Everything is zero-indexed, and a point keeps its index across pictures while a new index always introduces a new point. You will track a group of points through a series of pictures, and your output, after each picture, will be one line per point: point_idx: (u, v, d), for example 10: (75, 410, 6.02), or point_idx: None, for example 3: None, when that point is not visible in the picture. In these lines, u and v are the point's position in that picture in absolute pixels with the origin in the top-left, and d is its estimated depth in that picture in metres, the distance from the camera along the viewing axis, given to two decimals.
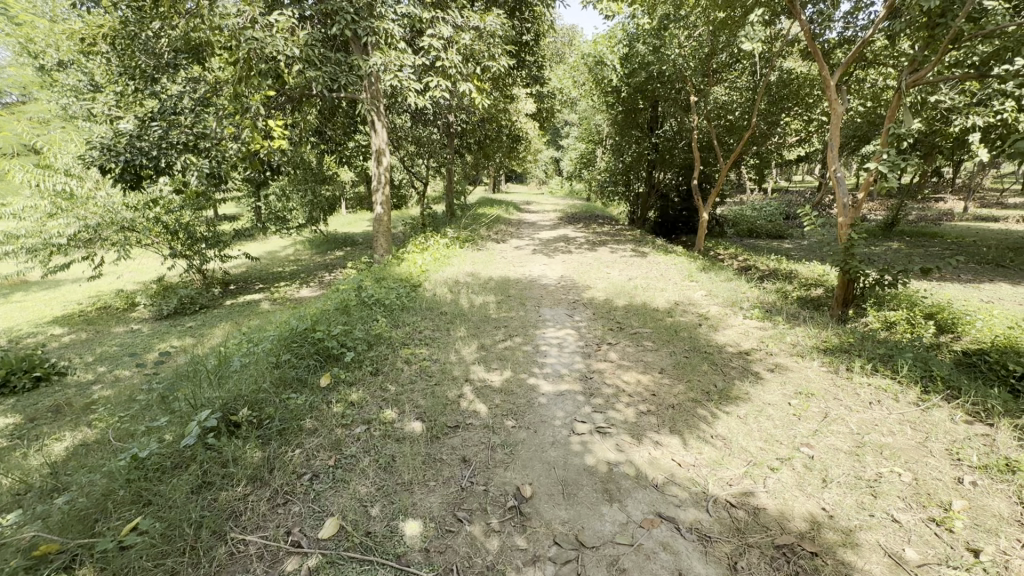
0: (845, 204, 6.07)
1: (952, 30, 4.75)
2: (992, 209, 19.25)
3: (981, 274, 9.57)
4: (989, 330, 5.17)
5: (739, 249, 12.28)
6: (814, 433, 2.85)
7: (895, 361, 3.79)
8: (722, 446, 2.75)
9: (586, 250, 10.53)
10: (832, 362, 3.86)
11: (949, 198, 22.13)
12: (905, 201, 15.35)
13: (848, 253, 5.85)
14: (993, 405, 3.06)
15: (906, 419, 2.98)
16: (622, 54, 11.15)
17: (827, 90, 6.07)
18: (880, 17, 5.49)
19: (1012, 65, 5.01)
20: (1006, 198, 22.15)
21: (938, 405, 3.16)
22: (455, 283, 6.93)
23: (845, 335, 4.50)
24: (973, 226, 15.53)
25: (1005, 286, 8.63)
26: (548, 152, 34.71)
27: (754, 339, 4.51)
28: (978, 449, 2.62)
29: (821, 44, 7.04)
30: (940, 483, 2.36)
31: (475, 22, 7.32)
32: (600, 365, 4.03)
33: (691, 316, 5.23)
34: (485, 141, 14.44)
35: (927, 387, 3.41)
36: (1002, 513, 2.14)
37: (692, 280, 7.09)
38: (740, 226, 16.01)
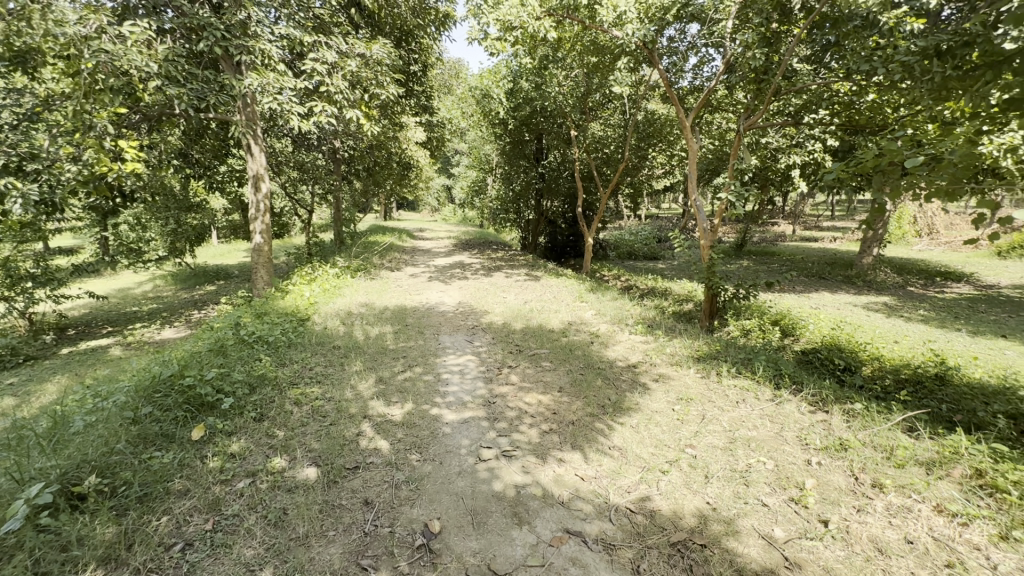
0: (704, 228, 6.89)
1: (773, 84, 5.74)
2: (813, 232, 23.30)
3: (810, 286, 11.46)
4: (819, 332, 6.19)
5: (621, 270, 13.34)
6: (695, 434, 3.15)
7: (753, 364, 4.36)
8: (619, 456, 2.92)
9: (482, 275, 10.70)
10: (705, 369, 4.33)
11: (782, 222, 26.38)
12: (750, 225, 17.93)
13: (710, 271, 6.67)
14: (827, 395, 3.65)
15: (766, 413, 3.43)
16: (507, 89, 11.74)
17: (684, 130, 6.94)
18: (720, 70, 6.44)
19: (818, 115, 6.16)
20: (822, 222, 27.00)
21: (788, 398, 3.70)
22: (348, 314, 6.61)
23: (712, 344, 5.09)
24: (801, 246, 18.62)
25: (827, 295, 10.41)
26: (439, 180, 34.94)
27: (640, 353, 4.90)
28: (820, 433, 3.09)
29: (676, 91, 8.07)
30: (795, 466, 2.74)
31: (361, 49, 7.23)
32: (502, 389, 4.08)
33: (584, 335, 5.53)
34: (374, 168, 14.16)
35: (778, 384, 3.97)
36: (841, 486, 2.54)
37: (582, 300, 7.53)
38: (620, 250, 17.44)
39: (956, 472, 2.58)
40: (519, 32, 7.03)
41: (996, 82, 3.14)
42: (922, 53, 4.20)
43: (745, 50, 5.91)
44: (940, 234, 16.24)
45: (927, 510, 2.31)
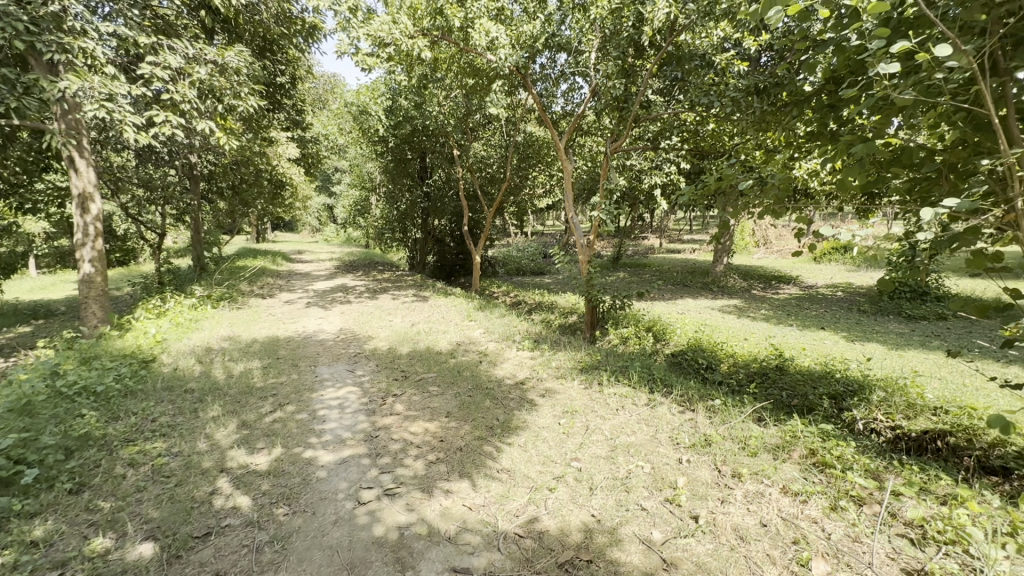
0: (581, 244, 7.23)
1: (633, 112, 6.30)
2: (676, 244, 26.06)
3: (677, 293, 12.70)
4: (684, 335, 6.84)
5: (509, 286, 13.57)
6: (580, 446, 3.22)
7: (629, 371, 4.64)
8: (507, 478, 2.87)
9: (367, 298, 10.19)
10: (587, 380, 4.49)
11: (650, 236, 29.11)
12: (624, 240, 19.50)
13: (589, 285, 7.06)
14: (692, 395, 3.99)
15: (642, 418, 3.63)
16: (387, 106, 11.46)
17: (559, 151, 7.29)
18: (587, 97, 6.92)
19: (671, 141, 6.90)
20: (683, 236, 30.33)
21: (661, 401, 3.96)
22: (207, 350, 5.80)
23: (594, 354, 5.34)
24: (667, 257, 20.69)
25: (690, 301, 11.63)
26: (319, 199, 32.89)
27: (527, 369, 4.95)
28: (688, 432, 3.33)
29: (550, 114, 8.51)
30: (669, 466, 2.90)
31: (213, 55, 6.52)
32: (386, 420, 3.82)
33: (472, 355, 5.46)
34: (239, 186, 12.86)
35: (652, 388, 4.25)
36: (707, 480, 2.74)
37: (471, 319, 7.47)
38: (509, 266, 17.86)
39: (795, 454, 2.94)
40: (393, 49, 6.87)
41: (802, 116, 3.74)
42: (746, 90, 4.89)
43: (607, 80, 6.43)
44: (773, 244, 19.07)
45: (776, 492, 2.58)
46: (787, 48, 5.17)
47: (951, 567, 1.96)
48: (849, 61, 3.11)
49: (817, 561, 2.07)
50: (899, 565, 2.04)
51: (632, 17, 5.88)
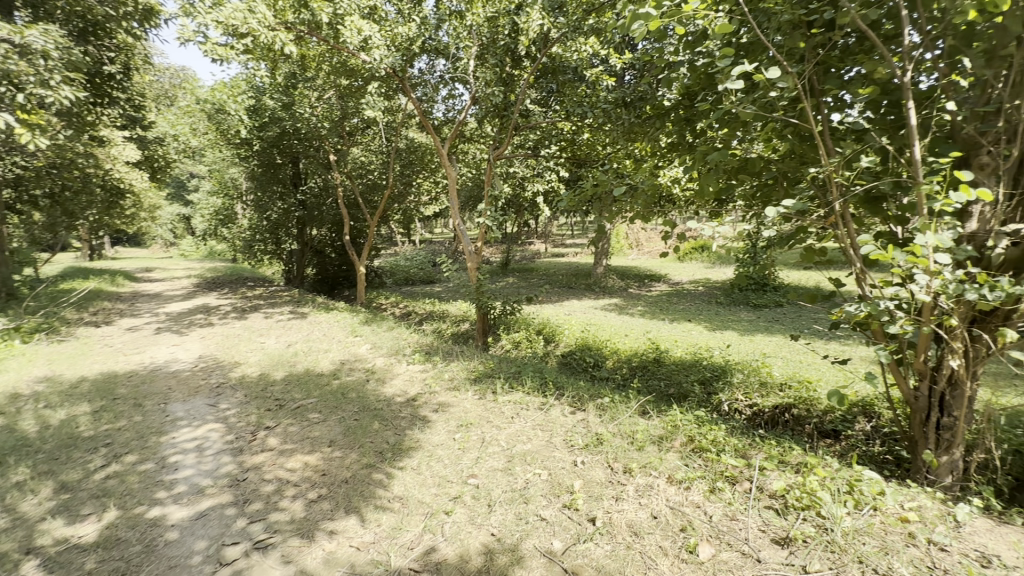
0: (469, 251, 7.12)
1: (513, 120, 6.40)
2: (561, 248, 27.36)
3: (563, 295, 13.25)
4: (572, 335, 7.10)
5: (398, 296, 13.09)
6: (477, 461, 3.11)
7: (522, 377, 4.65)
8: (400, 507, 2.65)
9: (233, 318, 9.08)
10: (481, 390, 4.39)
11: (536, 241, 30.17)
12: (512, 246, 19.94)
13: (479, 292, 7.01)
14: (583, 395, 4.10)
15: (537, 423, 3.62)
16: (249, 106, 10.38)
17: (443, 158, 7.15)
18: (468, 104, 6.87)
19: (550, 149, 7.13)
20: (566, 240, 31.91)
21: (554, 404, 4.01)
22: (13, 397, 4.65)
23: (487, 362, 5.27)
24: (552, 261, 21.57)
25: (575, 302, 12.20)
26: (171, 208, 28.82)
27: (418, 384, 4.71)
28: (581, 432, 3.39)
29: (432, 120, 8.34)
30: (564, 470, 2.91)
31: (8, 32, 5.28)
32: (257, 458, 3.35)
33: (358, 374, 5.07)
34: (60, 193, 10.71)
35: (545, 392, 4.30)
36: (601, 479, 2.79)
37: (356, 335, 6.98)
38: (397, 276, 17.24)
39: (677, 442, 3.13)
40: (252, 41, 6.18)
41: (664, 128, 4.08)
42: (615, 103, 5.22)
43: (486, 87, 6.46)
44: (644, 246, 20.91)
45: (663, 483, 2.70)
46: (647, 67, 5.62)
47: (809, 531, 2.21)
48: (701, 78, 3.45)
49: (703, 546, 2.19)
50: (769, 536, 2.23)
51: (508, 26, 6.06)
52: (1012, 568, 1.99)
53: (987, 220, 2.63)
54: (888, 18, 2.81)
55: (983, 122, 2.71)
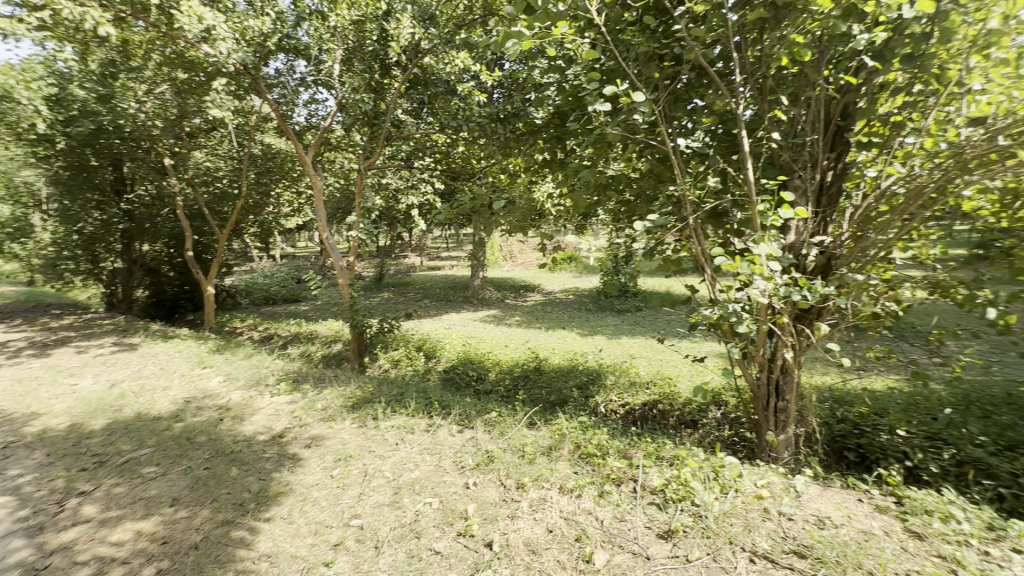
0: (340, 266, 6.60)
1: (384, 129, 6.12)
2: (437, 261, 27.09)
3: (442, 309, 13.06)
4: (454, 349, 6.96)
5: (257, 318, 11.71)
6: (359, 498, 2.82)
7: (405, 399, 4.39)
8: (268, 568, 2.27)
9: (29, 356, 7.24)
10: (360, 417, 4.04)
11: (411, 254, 29.47)
12: (385, 260, 19.17)
13: (353, 310, 6.54)
14: (469, 412, 4.01)
15: (424, 447, 3.43)
16: (49, 95, 8.48)
17: (306, 166, 6.57)
18: (334, 110, 6.42)
19: (424, 161, 6.97)
20: (441, 252, 31.70)
21: (441, 424, 3.85)
22: None
23: (365, 386, 4.89)
24: (429, 274, 21.22)
25: (454, 315, 12.09)
26: None
27: (285, 418, 4.18)
28: (471, 452, 3.29)
29: (292, 125, 7.63)
30: (456, 495, 2.77)
31: None
32: (66, 536, 2.64)
33: (208, 413, 4.34)
34: None
35: (430, 412, 4.11)
36: (495, 499, 2.72)
37: (205, 367, 6.01)
38: (254, 295, 15.44)
39: (565, 451, 3.19)
40: (50, 15, 5.04)
41: (537, 145, 4.22)
42: (489, 118, 5.27)
43: (354, 94, 6.09)
44: (517, 258, 21.65)
45: (555, 493, 2.71)
46: (517, 86, 5.80)
47: (687, 521, 2.37)
48: (570, 98, 3.63)
49: (598, 552, 2.23)
50: (654, 532, 2.36)
51: (376, 32, 5.82)
52: (839, 525, 2.35)
53: (802, 233, 3.16)
54: (721, 58, 3.25)
55: (794, 151, 3.26)
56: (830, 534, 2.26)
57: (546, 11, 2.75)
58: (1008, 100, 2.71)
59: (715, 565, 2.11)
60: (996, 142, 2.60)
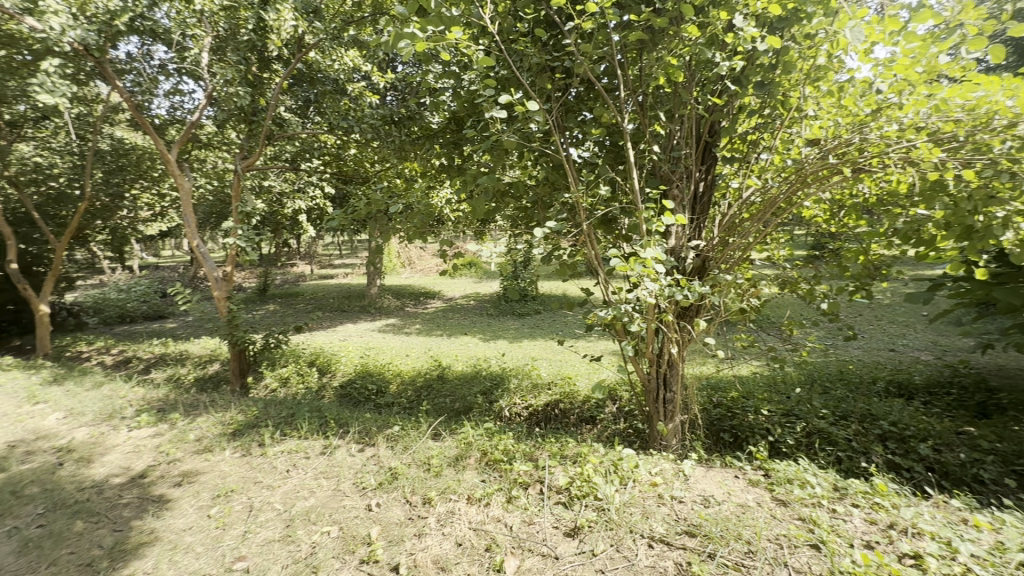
0: (215, 277, 5.90)
1: (265, 128, 5.60)
2: (329, 269, 25.51)
3: (336, 320, 12.31)
4: (351, 362, 6.58)
5: (109, 339, 10.06)
6: (244, 538, 2.52)
7: (296, 421, 4.03)
8: None
9: None
10: (243, 445, 3.63)
11: (300, 263, 27.44)
12: (270, 269, 17.62)
13: (232, 325, 5.88)
14: (370, 429, 3.79)
15: (320, 471, 3.17)
16: None
17: (170, 165, 5.79)
18: (203, 103, 5.73)
19: (312, 163, 6.49)
20: (334, 260, 29.95)
21: (338, 444, 3.59)
22: None
23: (248, 409, 4.41)
24: (321, 283, 19.90)
25: (350, 326, 11.45)
26: None
27: (149, 454, 3.62)
28: (373, 471, 3.10)
29: (150, 117, 6.69)
30: (358, 519, 2.59)
31: None
32: None
33: (42, 458, 3.60)
34: None
35: (326, 433, 3.82)
36: (400, 518, 2.59)
37: (37, 402, 4.99)
38: (105, 313, 13.27)
39: (472, 460, 3.15)
40: None
41: (434, 150, 4.14)
42: (382, 120, 5.07)
43: (227, 86, 5.49)
44: (416, 265, 21.20)
45: (464, 505, 2.66)
46: (412, 89, 5.66)
47: (591, 516, 2.45)
48: (467, 104, 3.60)
49: (508, 560, 2.22)
50: (562, 531, 2.40)
51: (252, 21, 5.34)
52: (721, 501, 2.59)
53: (681, 237, 3.44)
54: (607, 74, 3.44)
55: (672, 162, 3.56)
56: (714, 511, 2.48)
57: (439, 14, 2.70)
58: (833, 125, 3.21)
59: (618, 555, 2.21)
60: (826, 160, 3.08)
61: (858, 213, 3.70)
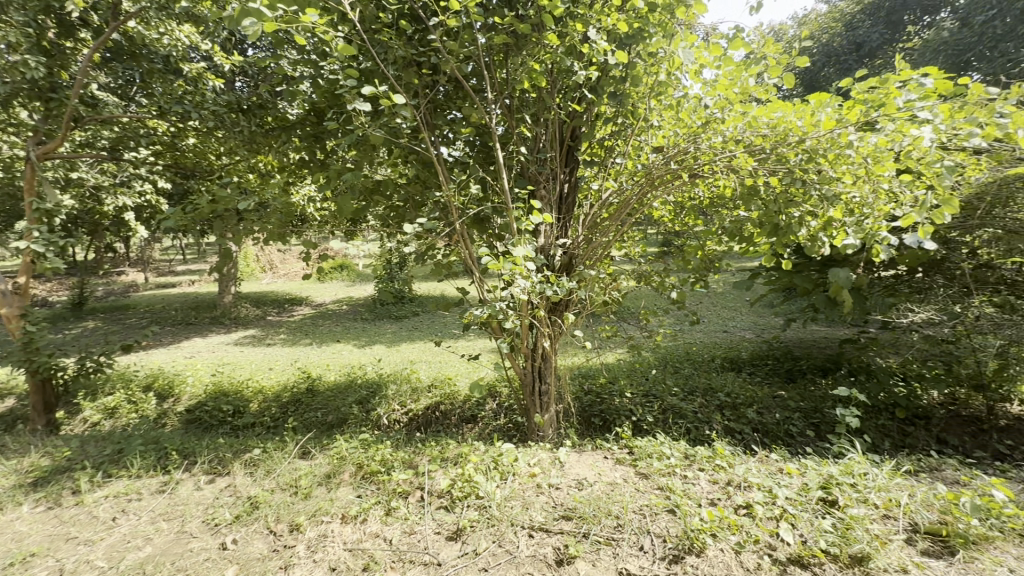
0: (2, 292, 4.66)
1: (67, 107, 4.55)
2: (168, 277, 22.07)
3: (180, 334, 10.69)
4: (200, 382, 5.75)
5: None
6: None
7: (127, 457, 3.41)
8: None
9: None
10: (50, 495, 2.94)
11: (129, 270, 23.32)
12: (87, 278, 14.68)
13: (28, 351, 4.68)
14: (224, 455, 3.36)
15: (159, 513, 2.70)
16: None
17: None
18: None
19: (136, 152, 5.45)
20: (175, 266, 26.02)
21: (182, 479, 3.10)
22: None
23: (57, 450, 3.60)
24: (158, 294, 17.13)
25: (198, 341, 10.03)
26: None
27: None
28: (228, 503, 2.73)
29: None
30: (210, 562, 2.26)
31: None
32: None
33: None
34: None
35: (167, 466, 3.28)
36: (262, 552, 2.31)
37: None
38: None
39: (346, 475, 2.95)
40: None
41: (291, 143, 3.79)
42: (228, 107, 4.51)
43: (10, 53, 4.41)
44: (279, 269, 19.37)
45: (337, 525, 2.47)
46: (263, 74, 5.12)
47: (473, 516, 2.45)
48: (327, 95, 3.35)
49: None
50: (444, 535, 2.36)
51: None
52: (593, 482, 2.77)
53: (550, 236, 3.60)
54: (474, 74, 3.45)
55: (539, 164, 3.71)
56: (586, 492, 2.64)
57: None
58: (673, 135, 3.61)
59: (500, 550, 2.23)
60: (668, 166, 3.44)
61: (695, 214, 4.22)
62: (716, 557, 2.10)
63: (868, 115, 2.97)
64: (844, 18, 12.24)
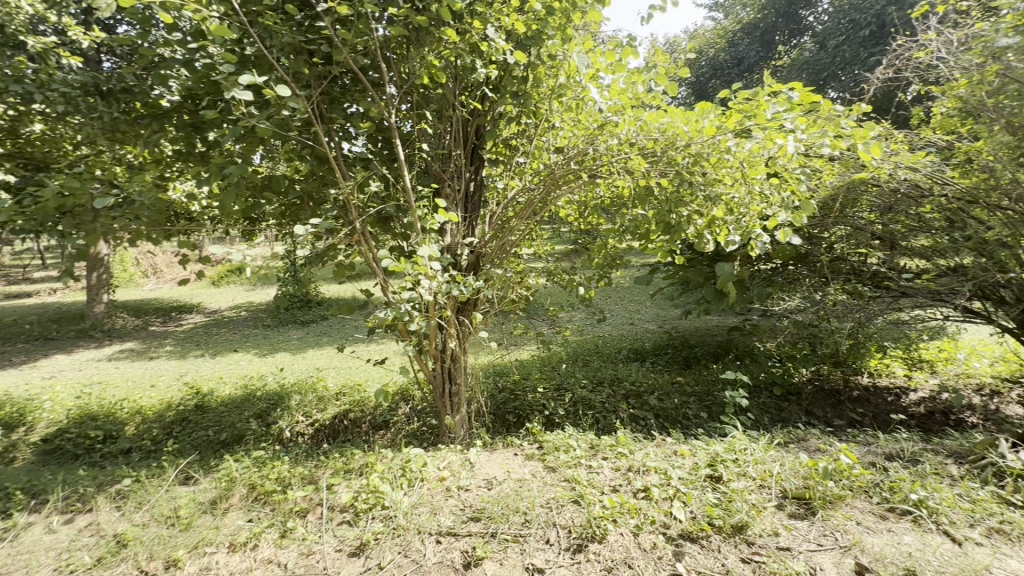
0: None
1: None
2: (21, 285, 18.87)
3: (35, 352, 9.17)
4: (58, 406, 4.96)
5: None
6: None
7: None
8: None
9: None
10: None
11: None
12: None
13: None
14: (86, 490, 2.92)
15: None
16: None
17: None
18: None
19: None
20: (30, 272, 22.33)
21: (29, 522, 2.63)
22: None
23: None
24: (7, 305, 14.59)
25: (61, 358, 8.68)
26: None
27: None
28: (89, 545, 2.37)
29: None
30: None
31: None
32: None
33: None
34: None
35: (8, 510, 2.78)
36: None
37: None
38: None
39: (235, 499, 2.69)
40: None
41: (163, 132, 3.39)
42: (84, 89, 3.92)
43: None
44: (163, 273, 17.39)
45: (224, 555, 2.24)
46: (130, 54, 4.53)
47: (378, 528, 2.34)
48: (204, 80, 3.02)
49: None
50: (346, 552, 2.23)
51: None
52: (502, 480, 2.78)
53: (456, 235, 3.56)
54: (372, 67, 3.31)
55: (443, 162, 3.65)
56: (495, 492, 2.64)
57: None
58: (574, 136, 3.72)
59: (406, 560, 2.16)
60: (569, 166, 3.56)
61: (598, 213, 4.41)
62: (617, 542, 2.20)
63: (743, 124, 3.25)
64: (728, 35, 13.48)
